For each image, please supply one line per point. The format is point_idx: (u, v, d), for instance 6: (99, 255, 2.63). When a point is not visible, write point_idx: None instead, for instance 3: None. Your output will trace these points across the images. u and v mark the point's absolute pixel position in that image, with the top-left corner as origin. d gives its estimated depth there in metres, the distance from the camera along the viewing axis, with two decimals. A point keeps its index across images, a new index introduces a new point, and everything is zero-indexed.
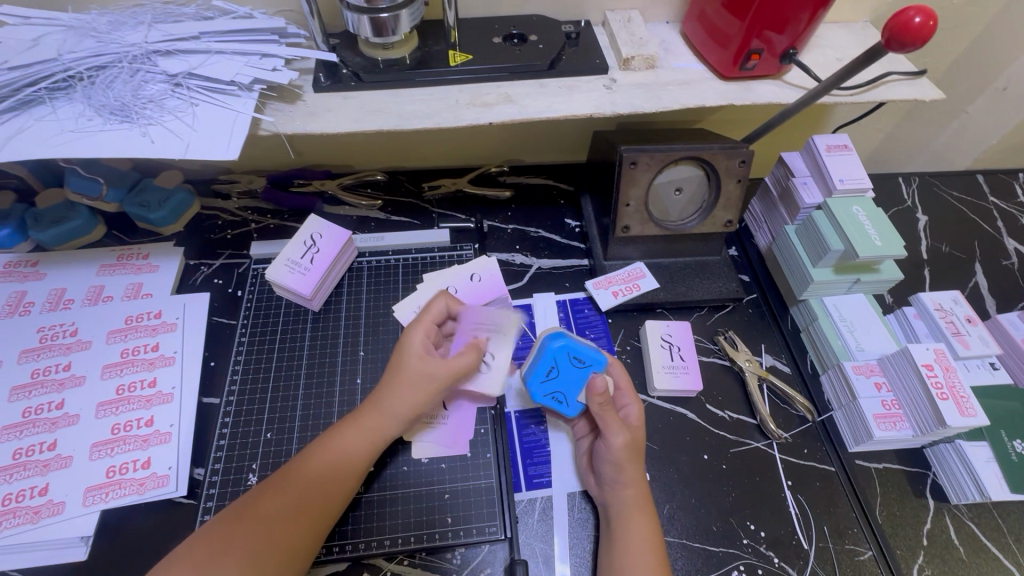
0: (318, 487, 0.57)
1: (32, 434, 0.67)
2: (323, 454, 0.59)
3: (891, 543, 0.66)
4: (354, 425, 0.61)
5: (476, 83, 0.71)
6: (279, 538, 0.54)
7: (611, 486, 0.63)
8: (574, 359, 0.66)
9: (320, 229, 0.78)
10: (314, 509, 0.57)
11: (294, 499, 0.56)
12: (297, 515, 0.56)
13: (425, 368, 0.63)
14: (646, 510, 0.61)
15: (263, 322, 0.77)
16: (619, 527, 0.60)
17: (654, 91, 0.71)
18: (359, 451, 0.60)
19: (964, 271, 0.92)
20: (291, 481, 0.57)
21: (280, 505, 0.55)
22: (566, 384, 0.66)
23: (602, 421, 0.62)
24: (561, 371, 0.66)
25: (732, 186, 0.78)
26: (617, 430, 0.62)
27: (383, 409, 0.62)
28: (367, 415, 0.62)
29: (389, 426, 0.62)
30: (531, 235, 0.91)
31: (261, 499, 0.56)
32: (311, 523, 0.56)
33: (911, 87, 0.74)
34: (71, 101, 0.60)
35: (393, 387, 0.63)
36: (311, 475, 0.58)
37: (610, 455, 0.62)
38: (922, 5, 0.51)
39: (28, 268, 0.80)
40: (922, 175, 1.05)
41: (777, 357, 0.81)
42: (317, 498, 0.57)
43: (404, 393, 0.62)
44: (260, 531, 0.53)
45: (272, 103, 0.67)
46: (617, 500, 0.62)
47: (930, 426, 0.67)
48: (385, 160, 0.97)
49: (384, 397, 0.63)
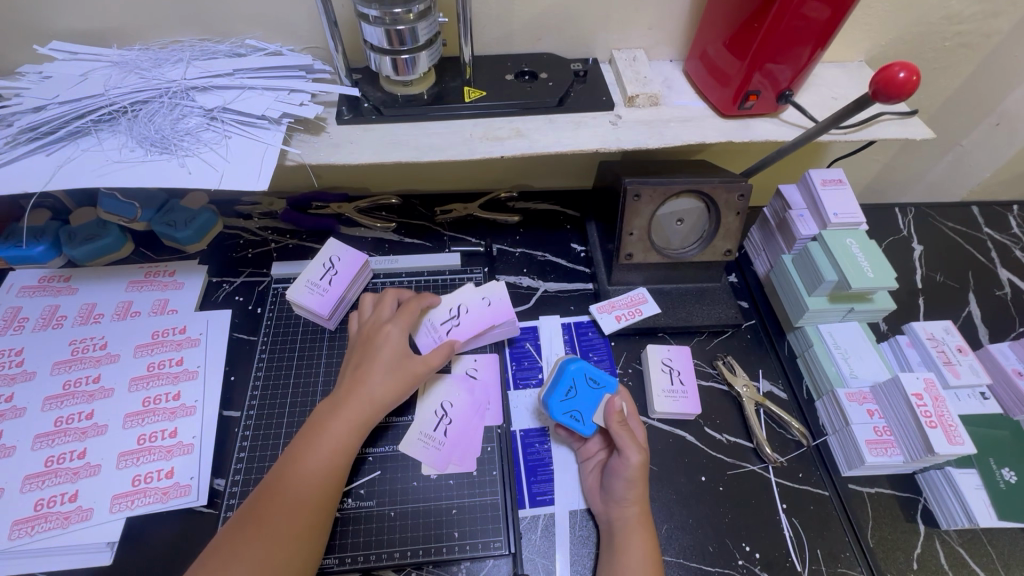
0: (317, 480, 0.61)
1: (63, 442, 0.70)
2: (316, 448, 0.62)
3: (881, 565, 0.69)
4: (339, 416, 0.64)
5: (490, 118, 0.75)
6: (294, 533, 0.57)
7: (616, 501, 0.66)
8: (591, 380, 0.73)
9: (339, 253, 0.82)
10: (316, 500, 0.60)
11: (298, 496, 0.59)
12: (305, 510, 0.59)
13: (408, 365, 0.69)
14: (647, 530, 0.64)
15: (282, 340, 0.81)
16: (620, 541, 0.63)
17: (657, 128, 0.75)
18: (347, 439, 0.64)
19: (957, 301, 0.94)
20: (291, 479, 0.60)
21: (286, 502, 0.58)
22: (583, 403, 0.71)
23: (620, 441, 0.65)
24: (579, 391, 0.72)
25: (731, 218, 0.81)
26: (631, 448, 0.64)
27: (368, 398, 0.66)
28: (351, 403, 0.65)
29: (373, 413, 0.66)
30: (538, 259, 0.95)
31: (268, 500, 0.58)
32: (317, 514, 0.60)
33: (902, 127, 0.78)
34: (115, 132, 0.64)
35: (377, 378, 0.67)
36: (310, 469, 0.61)
37: (624, 472, 0.64)
38: (907, 61, 0.55)
39: (62, 283, 0.85)
40: (918, 206, 1.08)
41: (774, 382, 0.84)
42: (319, 491, 0.60)
43: (389, 384, 0.67)
44: (272, 530, 0.56)
45: (299, 135, 0.71)
46: (622, 515, 0.65)
47: (918, 452, 0.70)
48: (400, 184, 1.02)
49: (367, 386, 0.66)
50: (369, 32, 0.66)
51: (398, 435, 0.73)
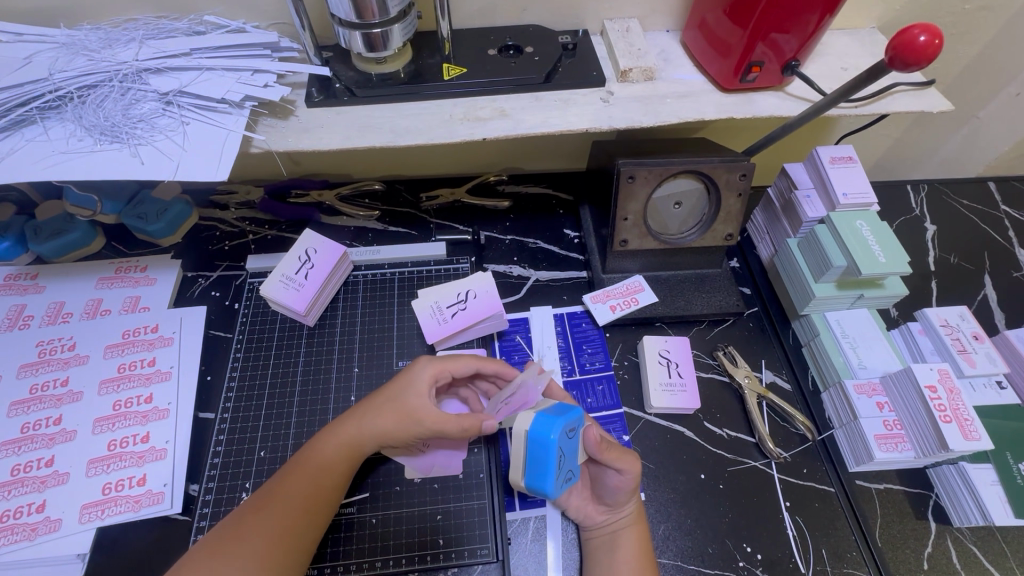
0: (301, 501, 0.57)
1: (30, 450, 0.67)
2: (307, 468, 0.60)
3: (890, 565, 0.65)
4: (333, 438, 0.62)
5: (471, 97, 0.69)
6: (267, 554, 0.53)
7: (609, 506, 0.63)
8: (567, 435, 0.57)
9: (315, 245, 0.78)
10: (299, 520, 0.56)
11: (279, 513, 0.56)
12: (283, 533, 0.55)
13: (412, 405, 0.62)
14: (639, 529, 0.62)
15: (258, 338, 0.77)
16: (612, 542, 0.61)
17: (652, 104, 0.69)
18: (338, 463, 0.61)
19: (973, 283, 0.90)
20: (274, 499, 0.57)
21: (266, 519, 0.55)
22: (571, 460, 0.59)
23: (610, 458, 0.61)
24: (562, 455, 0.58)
25: (733, 200, 0.76)
26: (630, 461, 0.61)
27: (362, 426, 0.62)
28: (347, 426, 0.62)
29: (367, 442, 0.62)
30: (529, 246, 0.90)
31: (249, 514, 0.56)
32: (296, 538, 0.56)
33: (917, 98, 0.72)
34: (62, 120, 0.60)
35: (376, 408, 0.63)
36: (294, 488, 0.58)
37: (624, 485, 0.61)
38: (928, 23, 0.49)
39: (28, 280, 0.81)
40: (932, 183, 1.03)
41: (777, 373, 0.79)
42: (300, 513, 0.57)
43: (384, 418, 0.62)
44: (249, 550, 0.53)
45: (264, 120, 0.66)
46: (614, 517, 0.63)
47: (932, 448, 0.66)
48: (384, 170, 0.97)
49: (365, 414, 0.62)
50: (335, 5, 0.61)
51: None
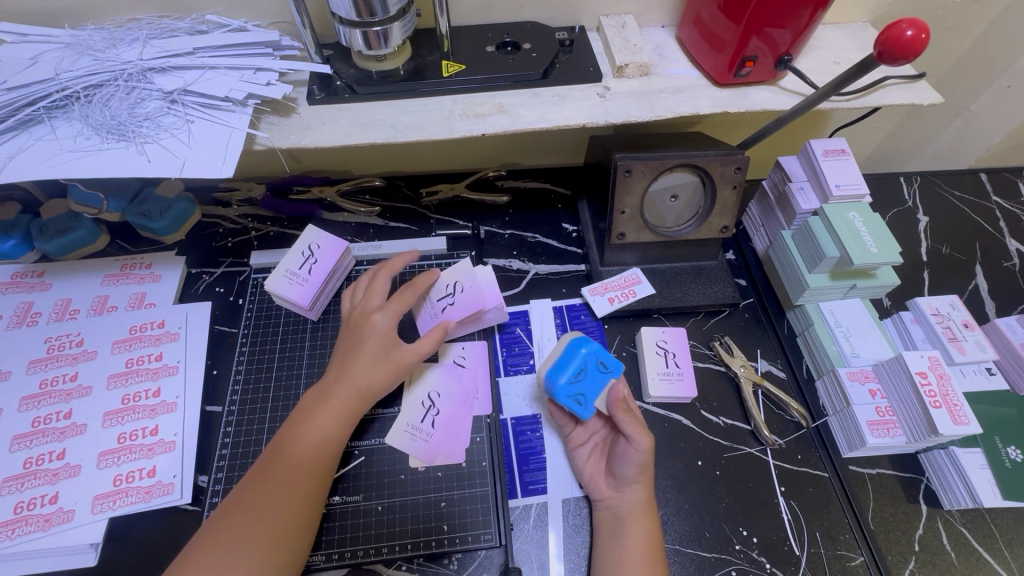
0: (299, 473, 0.59)
1: (42, 443, 0.69)
2: (299, 439, 0.60)
3: (882, 547, 0.67)
4: (324, 407, 0.62)
5: (470, 93, 0.71)
6: (272, 528, 0.55)
7: (621, 485, 0.64)
8: (598, 364, 0.68)
9: (317, 240, 0.79)
10: (300, 493, 0.58)
11: (279, 487, 0.57)
12: (286, 507, 0.57)
13: (391, 350, 0.66)
14: (648, 513, 0.63)
15: (263, 332, 0.79)
16: (619, 526, 0.62)
17: (647, 99, 0.71)
18: (331, 429, 0.62)
19: (964, 273, 0.91)
20: (272, 472, 0.58)
21: (267, 494, 0.57)
22: (589, 386, 0.67)
23: (625, 420, 0.62)
24: (585, 374, 0.67)
25: (728, 192, 0.77)
26: (642, 431, 0.63)
27: (350, 386, 0.63)
28: (336, 392, 0.63)
29: (357, 401, 0.64)
30: (528, 240, 0.92)
31: (249, 490, 0.57)
32: (299, 509, 0.57)
33: (909, 91, 0.73)
34: (69, 119, 0.61)
35: (359, 364, 0.64)
36: (293, 462, 0.59)
37: (633, 456, 0.63)
38: (915, 17, 0.50)
39: (35, 278, 0.82)
40: (924, 175, 1.04)
41: (772, 362, 0.81)
42: (302, 487, 0.58)
43: (370, 369, 0.64)
44: (255, 528, 0.54)
45: (267, 117, 0.68)
46: (624, 499, 0.64)
47: (923, 433, 0.67)
48: (384, 166, 0.98)
49: (352, 374, 0.63)
50: (336, 4, 0.62)
51: (384, 427, 0.71)
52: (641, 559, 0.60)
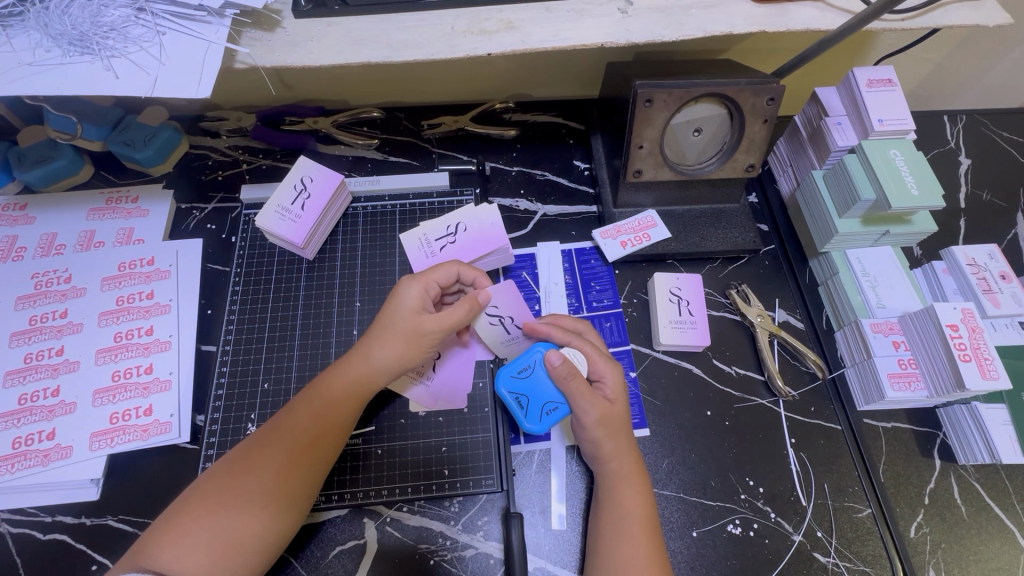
0: (308, 440, 0.56)
1: (35, 379, 0.68)
2: (310, 404, 0.58)
3: (891, 500, 0.66)
4: (340, 377, 0.60)
5: (474, 7, 0.63)
6: (269, 492, 0.53)
7: (593, 458, 0.61)
8: (517, 371, 0.63)
9: (310, 172, 0.74)
10: (306, 456, 0.56)
11: (284, 453, 0.55)
12: (284, 473, 0.54)
13: (415, 323, 0.60)
14: (638, 479, 0.60)
15: (258, 271, 0.76)
16: (611, 495, 0.59)
17: (675, 16, 0.63)
18: (342, 403, 0.59)
19: (1004, 222, 0.85)
20: (278, 437, 0.56)
21: (273, 457, 0.55)
22: (535, 393, 0.62)
23: (574, 394, 0.59)
24: (525, 391, 0.63)
25: (757, 127, 0.70)
26: (587, 407, 0.59)
27: (366, 361, 0.60)
28: (352, 365, 0.60)
29: (374, 378, 0.60)
30: (537, 178, 0.86)
31: (253, 450, 0.55)
32: (307, 469, 0.56)
33: (972, 11, 0.64)
34: (26, 29, 0.54)
35: (380, 337, 0.60)
36: (299, 431, 0.56)
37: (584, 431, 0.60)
38: None
39: (17, 211, 0.78)
40: (971, 113, 0.95)
41: (791, 312, 0.77)
42: (302, 456, 0.56)
43: (390, 343, 0.60)
44: (253, 487, 0.53)
45: (248, 31, 0.61)
46: (605, 471, 0.61)
47: (947, 388, 0.64)
48: (381, 95, 0.90)
49: (370, 346, 0.60)
50: None
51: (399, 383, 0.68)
52: (625, 526, 0.57)
